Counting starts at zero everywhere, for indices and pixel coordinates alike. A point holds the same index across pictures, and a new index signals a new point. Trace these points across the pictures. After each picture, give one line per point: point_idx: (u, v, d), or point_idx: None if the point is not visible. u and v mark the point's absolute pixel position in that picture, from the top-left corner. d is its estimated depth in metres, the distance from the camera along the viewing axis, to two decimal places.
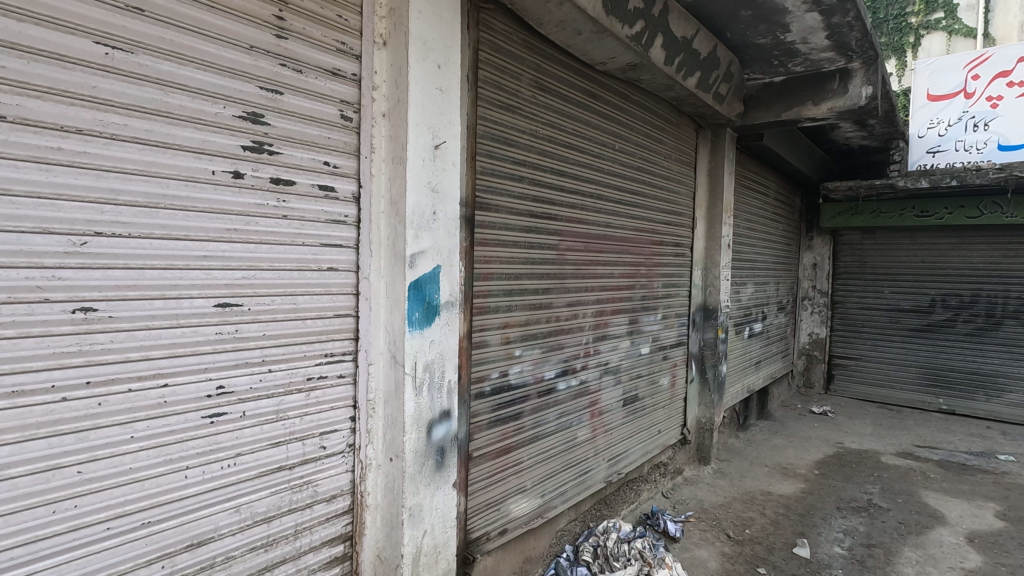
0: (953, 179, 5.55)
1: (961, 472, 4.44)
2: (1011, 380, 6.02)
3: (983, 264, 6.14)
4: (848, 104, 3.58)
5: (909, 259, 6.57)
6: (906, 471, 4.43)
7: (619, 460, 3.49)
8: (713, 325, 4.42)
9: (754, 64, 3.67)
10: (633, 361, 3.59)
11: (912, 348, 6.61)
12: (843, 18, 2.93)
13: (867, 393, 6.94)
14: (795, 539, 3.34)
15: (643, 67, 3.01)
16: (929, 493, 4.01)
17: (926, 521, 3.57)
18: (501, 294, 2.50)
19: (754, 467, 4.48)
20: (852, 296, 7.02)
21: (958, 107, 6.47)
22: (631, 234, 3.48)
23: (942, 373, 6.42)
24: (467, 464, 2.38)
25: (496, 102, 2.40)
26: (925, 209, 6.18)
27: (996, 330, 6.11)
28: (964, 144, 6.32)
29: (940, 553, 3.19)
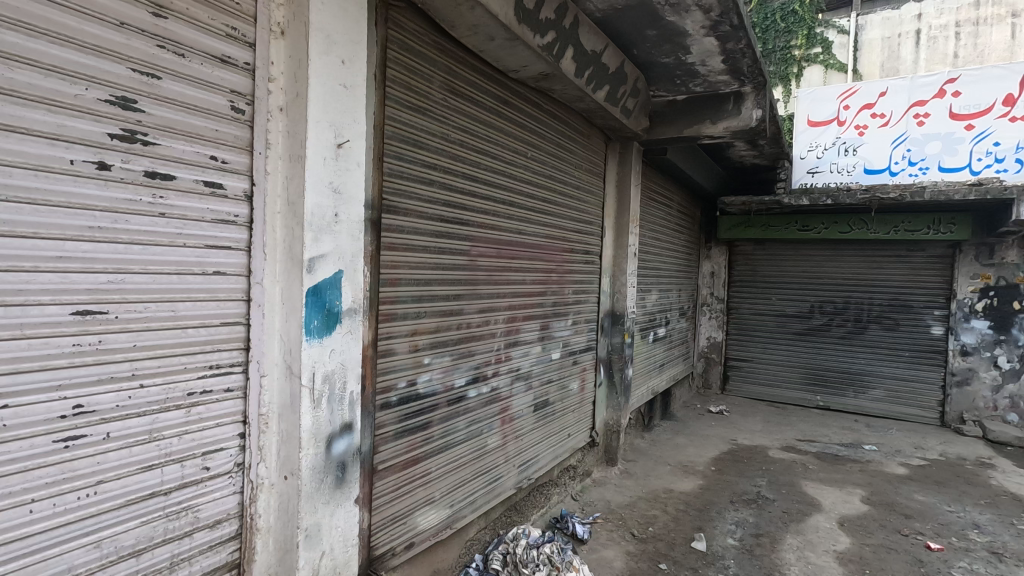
0: (829, 199, 6.16)
1: (833, 462, 4.91)
2: (875, 378, 6.75)
3: (852, 274, 6.87)
4: (741, 125, 3.85)
5: (793, 269, 7.22)
6: (789, 464, 4.83)
7: (528, 466, 3.49)
8: (620, 329, 4.58)
9: (659, 82, 3.86)
10: (544, 367, 3.62)
11: (795, 350, 7.23)
12: (737, 45, 3.14)
13: (757, 392, 7.49)
14: (693, 533, 3.52)
15: (555, 77, 3.06)
16: (809, 483, 4.39)
17: (805, 509, 3.91)
18: (409, 300, 2.43)
19: (657, 466, 4.68)
20: (745, 303, 7.58)
21: (833, 133, 6.89)
22: (542, 241, 3.52)
23: (820, 373, 7.06)
24: (371, 478, 2.27)
25: (405, 103, 2.33)
26: (806, 224, 6.81)
27: (862, 333, 6.84)
28: (837, 167, 6.81)
29: (817, 537, 3.50)
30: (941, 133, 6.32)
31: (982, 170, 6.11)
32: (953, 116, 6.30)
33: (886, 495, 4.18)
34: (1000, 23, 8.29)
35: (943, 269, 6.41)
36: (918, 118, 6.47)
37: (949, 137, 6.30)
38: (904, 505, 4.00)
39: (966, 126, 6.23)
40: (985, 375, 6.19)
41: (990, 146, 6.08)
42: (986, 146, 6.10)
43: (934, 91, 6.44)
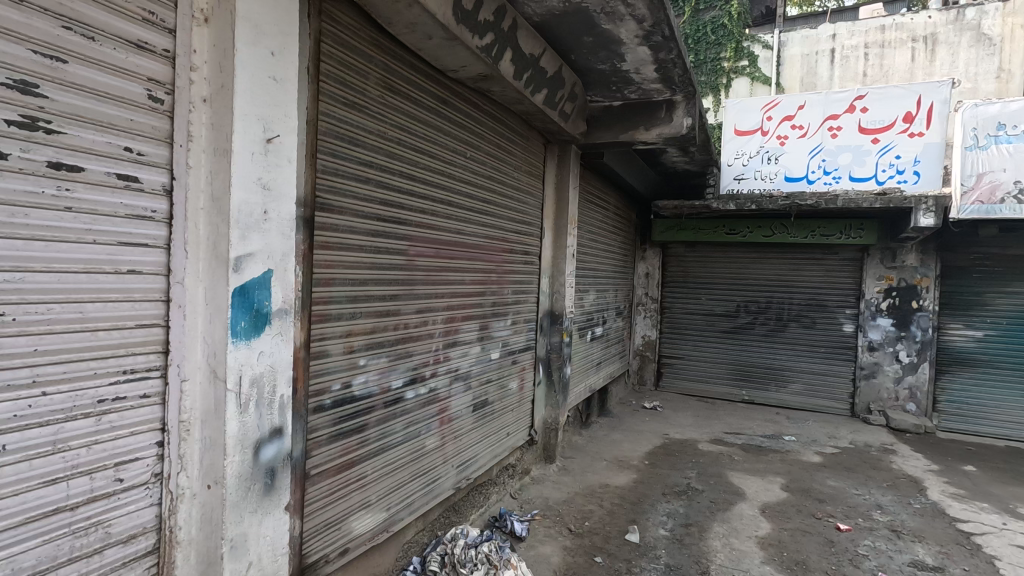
0: (753, 204, 6.52)
1: (757, 452, 5.21)
2: (794, 373, 7.21)
3: (774, 275, 7.31)
4: (672, 132, 4.01)
5: (721, 270, 7.59)
6: (717, 456, 5.08)
7: (467, 466, 3.49)
8: (558, 329, 4.66)
9: (595, 88, 3.96)
10: (483, 367, 3.63)
11: (723, 347, 7.60)
12: (668, 55, 3.28)
13: (688, 388, 7.82)
14: (627, 526, 3.63)
15: (493, 78, 3.08)
16: (735, 473, 4.64)
17: (730, 498, 4.13)
18: (343, 300, 2.37)
19: (594, 462, 4.80)
20: (677, 302, 7.90)
21: (757, 143, 7.10)
22: (481, 241, 3.53)
23: (746, 369, 7.46)
24: (303, 483, 2.20)
25: (340, 99, 2.27)
26: (733, 228, 7.18)
27: (783, 331, 7.29)
28: (761, 174, 7.08)
29: (741, 525, 3.70)
30: (851, 145, 6.65)
31: (886, 181, 6.49)
32: (862, 130, 6.61)
33: (803, 482, 4.48)
34: (902, 46, 9.07)
35: (852, 271, 6.95)
36: (831, 130, 6.75)
37: (858, 150, 6.64)
38: (818, 490, 4.31)
39: (872, 140, 6.55)
40: (888, 368, 6.74)
41: (892, 160, 6.45)
42: (889, 159, 6.47)
43: (845, 105, 6.71)
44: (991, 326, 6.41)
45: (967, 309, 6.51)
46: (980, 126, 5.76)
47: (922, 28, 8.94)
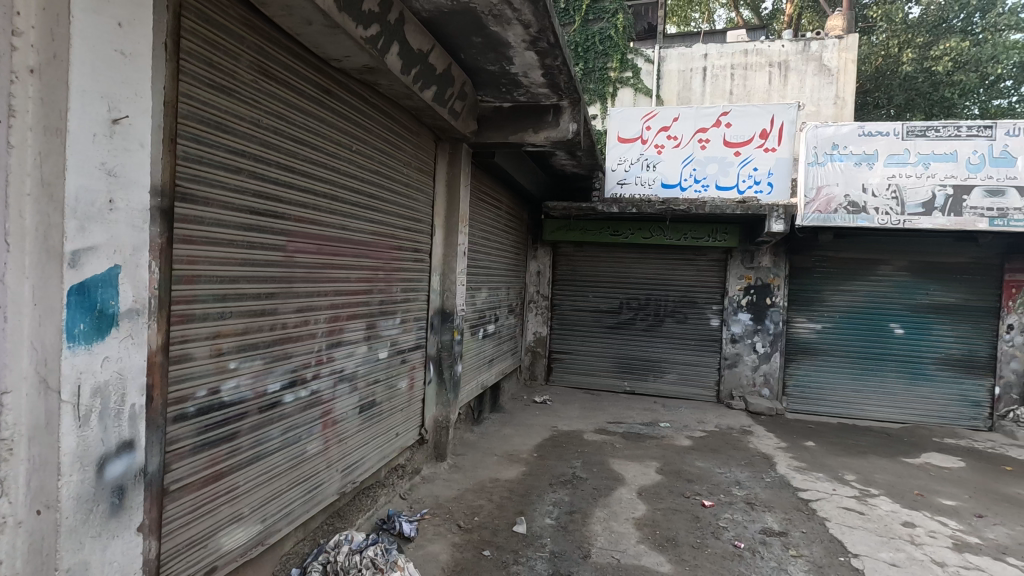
0: (634, 208, 6.95)
1: (635, 440, 5.58)
2: (669, 364, 7.81)
3: (653, 274, 7.86)
4: (559, 136, 4.18)
5: (606, 269, 8.02)
6: (600, 445, 5.37)
7: (353, 469, 3.39)
8: (449, 327, 4.66)
9: (485, 88, 4.00)
10: (370, 367, 3.53)
11: (608, 342, 8.03)
12: (554, 61, 3.41)
13: (575, 381, 8.16)
14: (514, 518, 3.72)
15: (379, 71, 3.01)
16: (616, 460, 4.94)
17: (611, 483, 4.39)
18: (210, 299, 2.19)
19: (485, 457, 4.86)
20: (566, 299, 8.21)
21: (637, 150, 7.54)
22: (368, 238, 3.43)
23: (628, 361, 7.95)
24: (161, 500, 2.01)
25: (206, 80, 2.09)
26: (616, 229, 7.63)
27: (661, 325, 7.86)
28: (640, 180, 7.51)
29: (620, 508, 3.95)
30: (718, 157, 7.27)
31: (746, 191, 7.17)
32: (726, 143, 7.26)
33: (675, 464, 4.88)
34: (761, 70, 10.19)
35: (718, 271, 7.67)
36: (701, 142, 7.34)
37: (723, 161, 7.27)
38: (688, 471, 4.71)
39: (735, 153, 7.22)
40: (747, 358, 7.52)
41: (751, 171, 7.15)
42: (748, 171, 7.16)
43: (713, 120, 7.32)
44: (827, 320, 7.40)
45: (810, 304, 7.46)
46: (818, 145, 6.58)
47: (777, 55, 10.12)
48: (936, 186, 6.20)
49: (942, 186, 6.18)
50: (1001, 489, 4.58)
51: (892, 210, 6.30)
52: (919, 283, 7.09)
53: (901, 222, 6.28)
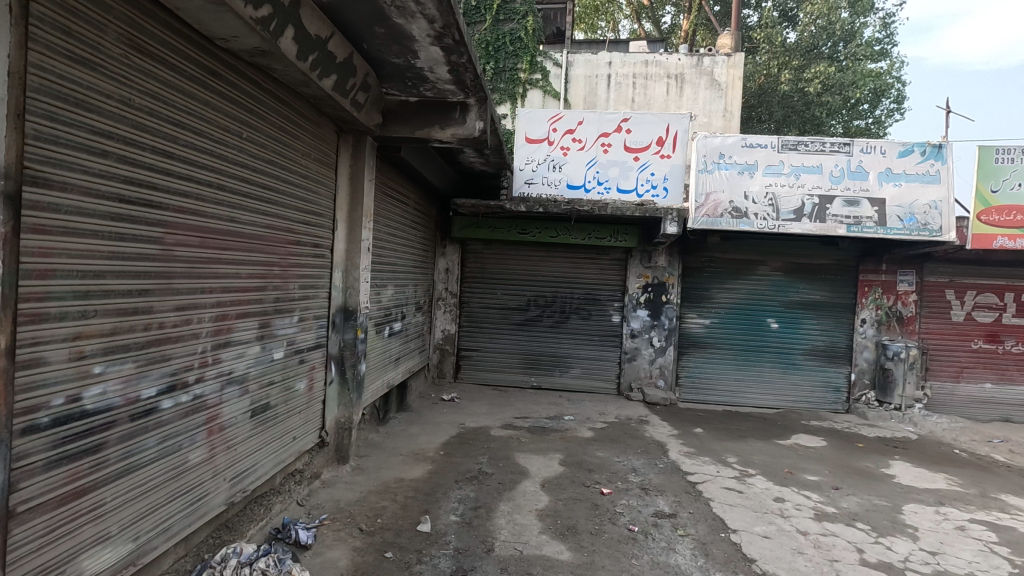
0: (540, 207, 7.11)
1: (540, 433, 5.72)
2: (574, 359, 8.09)
3: (559, 273, 8.10)
4: (466, 133, 4.20)
5: (515, 267, 8.14)
6: (506, 440, 5.45)
7: (243, 478, 3.19)
8: (352, 325, 4.52)
9: (390, 81, 3.92)
10: (263, 368, 3.34)
11: (516, 338, 8.15)
12: (459, 58, 3.41)
13: (484, 378, 8.21)
14: (418, 517, 3.69)
15: (273, 55, 2.85)
16: (521, 454, 5.04)
17: (516, 477, 4.47)
18: (70, 296, 1.96)
19: (390, 458, 4.77)
20: (475, 297, 8.23)
21: (544, 151, 7.70)
22: (261, 231, 3.24)
23: (535, 357, 8.12)
24: (6, 523, 1.77)
25: (63, 51, 1.87)
26: (524, 228, 7.78)
27: (566, 322, 8.11)
28: (547, 180, 7.68)
29: (524, 501, 4.04)
30: (619, 161, 7.62)
31: (644, 194, 7.58)
32: (626, 148, 7.62)
33: (577, 455, 5.06)
34: (660, 80, 10.82)
35: (620, 270, 8.05)
36: (603, 147, 7.65)
37: (624, 166, 7.63)
38: (589, 461, 4.91)
39: (634, 158, 7.61)
40: (645, 352, 7.97)
41: (649, 176, 7.57)
42: (646, 176, 7.57)
43: (614, 126, 7.65)
44: (715, 316, 8.02)
45: (700, 301, 8.04)
46: (708, 154, 7.09)
47: (674, 67, 10.78)
48: (805, 196, 6.93)
49: (809, 196, 6.92)
50: (854, 464, 5.22)
51: (769, 216, 6.94)
52: (792, 282, 7.88)
53: (776, 226, 6.93)
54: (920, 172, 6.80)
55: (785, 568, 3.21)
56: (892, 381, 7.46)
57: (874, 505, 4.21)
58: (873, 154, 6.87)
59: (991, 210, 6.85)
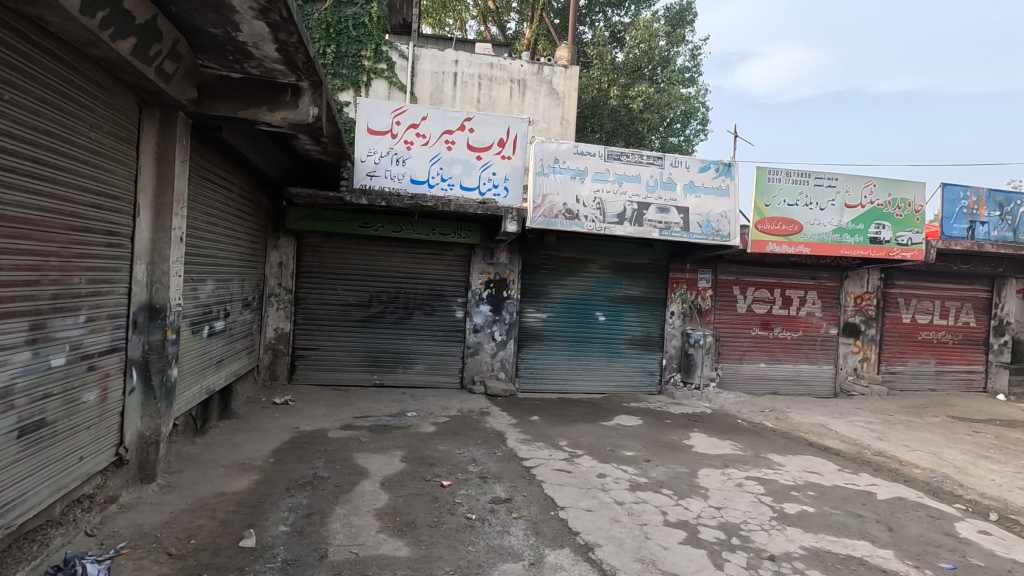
0: (383, 201, 6.99)
1: (381, 432, 5.61)
2: (418, 355, 8.05)
3: (404, 268, 8.00)
4: (297, 119, 3.99)
5: (356, 262, 7.84)
6: (344, 441, 5.25)
7: (6, 511, 2.64)
8: (160, 325, 3.99)
9: (207, 53, 3.52)
10: (36, 378, 2.80)
11: (356, 336, 7.86)
12: (288, 37, 3.20)
13: (322, 378, 7.78)
14: (241, 532, 3.39)
15: (46, 5, 2.39)
16: (360, 455, 4.89)
17: (354, 478, 4.34)
18: None
19: (209, 471, 4.30)
20: (312, 293, 7.74)
21: (386, 143, 7.51)
22: (32, 214, 2.71)
23: (376, 355, 7.92)
24: None
25: None
26: (365, 222, 7.55)
27: (410, 318, 8.04)
28: (390, 174, 7.52)
29: (361, 501, 3.93)
30: (462, 159, 7.73)
31: (486, 193, 7.81)
32: (469, 147, 7.77)
33: (418, 451, 5.06)
34: (502, 83, 11.22)
35: (463, 266, 8.21)
36: (447, 144, 7.70)
37: (467, 164, 7.77)
38: (430, 456, 4.94)
39: (477, 157, 7.78)
40: (487, 345, 8.25)
41: (491, 175, 7.81)
42: (488, 175, 7.80)
43: (457, 124, 7.73)
44: (551, 310, 8.56)
45: (538, 297, 8.52)
46: (544, 159, 7.52)
47: (517, 72, 11.28)
48: (626, 201, 7.71)
49: (630, 202, 7.72)
50: (663, 438, 5.97)
51: (597, 218, 7.61)
52: (616, 279, 8.73)
53: (603, 228, 7.62)
54: (715, 186, 7.97)
55: (603, 537, 3.55)
56: (693, 363, 8.69)
57: (676, 472, 4.87)
58: (680, 168, 7.88)
59: (765, 221, 8.28)
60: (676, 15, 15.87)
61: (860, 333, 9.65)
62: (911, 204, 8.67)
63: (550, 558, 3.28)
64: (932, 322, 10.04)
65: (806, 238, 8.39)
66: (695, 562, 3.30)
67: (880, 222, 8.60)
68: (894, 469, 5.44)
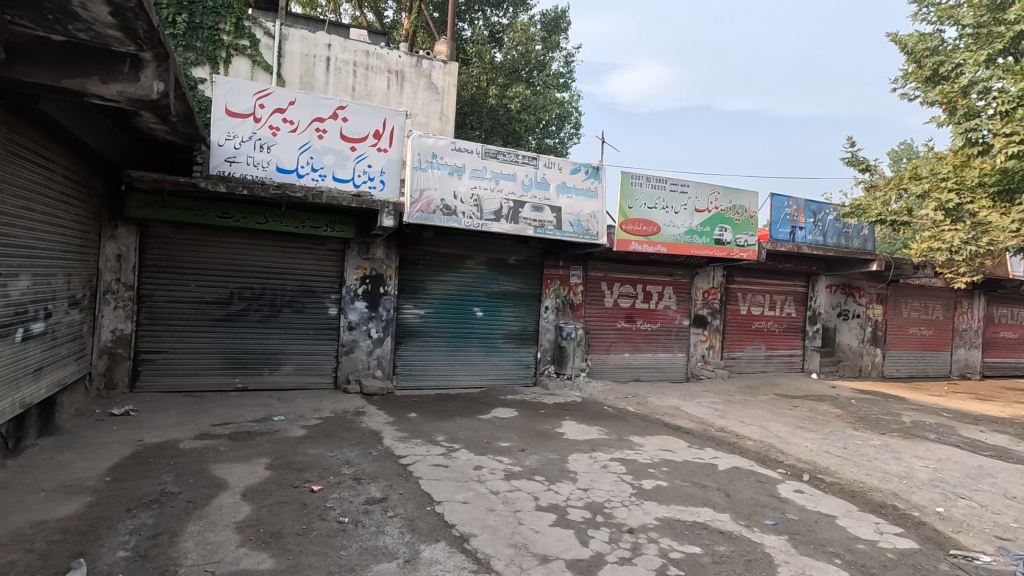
0: (244, 189, 6.47)
1: (243, 439, 5.19)
2: (286, 355, 7.57)
3: (269, 262, 7.46)
4: (139, 94, 3.61)
5: (213, 255, 7.15)
6: (199, 452, 4.78)
7: None
8: None
9: (18, 9, 2.98)
10: None
11: (214, 336, 7.19)
12: (126, 2, 2.85)
13: (172, 384, 6.99)
14: (68, 564, 2.95)
15: None
16: (218, 465, 4.49)
17: (211, 491, 3.98)
18: None
19: (24, 497, 3.68)
20: (160, 289, 6.91)
21: (248, 127, 6.93)
22: None
23: (238, 356, 7.30)
24: None
25: None
26: (224, 211, 6.92)
27: (276, 316, 7.53)
28: (252, 160, 6.96)
29: (219, 515, 3.62)
30: (334, 149, 7.38)
31: (361, 185, 7.54)
32: (343, 137, 7.43)
33: (286, 457, 4.77)
34: (379, 73, 10.89)
35: (336, 260, 7.86)
36: (317, 132, 7.30)
37: (340, 154, 7.44)
38: (298, 461, 4.68)
39: (351, 148, 7.48)
40: (362, 343, 7.99)
41: (366, 168, 7.56)
42: (363, 167, 7.54)
43: (329, 112, 7.35)
44: (429, 306, 8.51)
45: (415, 293, 8.41)
46: (422, 153, 7.45)
47: (394, 63, 11.00)
48: (503, 199, 7.90)
49: (506, 200, 7.93)
50: (537, 427, 6.23)
51: (474, 215, 7.70)
52: (493, 275, 8.92)
53: (480, 225, 7.74)
54: (585, 188, 8.46)
55: (478, 527, 3.63)
56: (565, 354, 9.16)
57: (548, 459, 5.11)
58: (553, 169, 8.24)
59: (629, 222, 8.97)
60: (551, 21, 16.51)
61: (707, 323, 10.83)
62: (747, 211, 9.91)
63: (426, 553, 3.28)
64: (764, 313, 11.56)
65: (663, 238, 9.22)
66: (564, 542, 3.50)
67: (723, 225, 9.72)
68: (732, 443, 6.20)
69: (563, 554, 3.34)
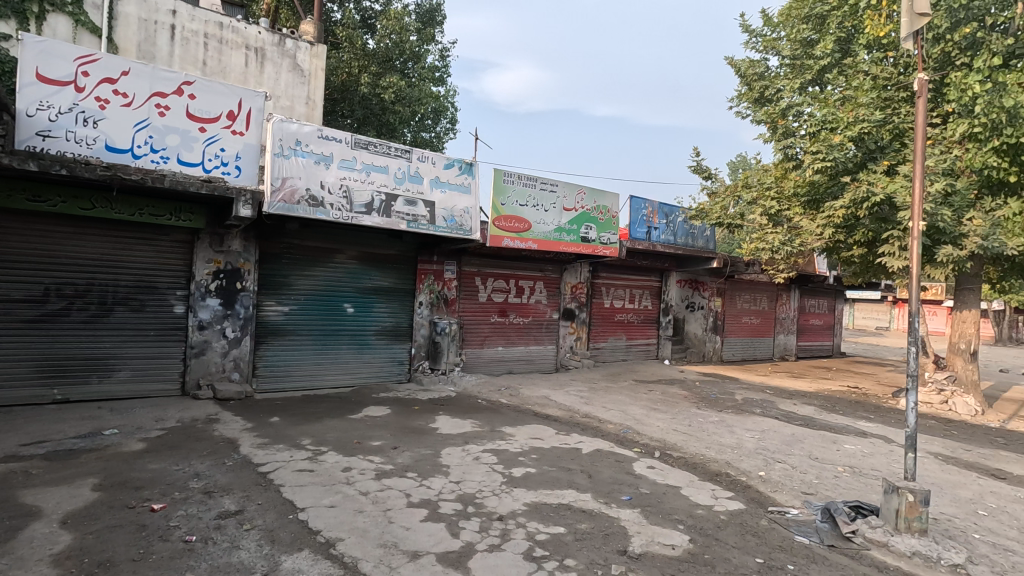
0: (62, 169, 5.57)
1: (63, 459, 4.48)
2: (120, 360, 6.66)
3: (98, 254, 6.50)
4: None
5: (22, 245, 6.06)
6: (2, 477, 4.03)
7: None
8: None
9: None
10: None
11: (24, 340, 6.11)
12: None
13: None
14: None
15: None
16: (29, 491, 3.83)
17: (18, 522, 3.38)
18: None
19: None
20: None
21: (68, 96, 5.96)
22: None
23: (56, 363, 6.28)
24: None
25: None
26: (36, 194, 5.90)
27: (107, 316, 6.59)
28: (74, 136, 6.00)
29: (30, 549, 3.09)
30: (179, 129, 6.62)
31: (212, 171, 6.86)
32: (190, 116, 6.70)
33: (119, 475, 4.20)
34: (236, 49, 9.97)
35: (183, 253, 7.08)
36: (158, 108, 6.49)
37: (186, 135, 6.69)
38: (136, 478, 4.15)
39: (199, 128, 6.76)
40: (216, 344, 7.29)
41: (218, 151, 6.88)
42: (214, 150, 6.86)
43: (173, 87, 6.58)
44: (294, 303, 8.00)
45: (278, 289, 7.85)
46: (284, 139, 6.95)
47: (253, 39, 10.14)
48: (374, 192, 7.66)
49: (378, 192, 7.69)
50: (410, 424, 6.16)
51: (343, 207, 7.37)
52: (364, 270, 8.63)
53: (349, 218, 7.43)
54: (458, 184, 8.50)
55: (345, 531, 3.50)
56: (440, 349, 9.15)
57: (421, 455, 5.09)
58: (426, 163, 8.16)
59: (502, 218, 9.18)
60: (426, 13, 16.26)
61: (575, 317, 11.45)
62: (609, 211, 10.64)
63: (287, 564, 3.10)
64: (624, 306, 12.50)
65: (534, 235, 9.57)
66: (435, 536, 3.51)
67: (588, 224, 10.33)
68: (595, 427, 6.65)
69: (434, 548, 3.35)
